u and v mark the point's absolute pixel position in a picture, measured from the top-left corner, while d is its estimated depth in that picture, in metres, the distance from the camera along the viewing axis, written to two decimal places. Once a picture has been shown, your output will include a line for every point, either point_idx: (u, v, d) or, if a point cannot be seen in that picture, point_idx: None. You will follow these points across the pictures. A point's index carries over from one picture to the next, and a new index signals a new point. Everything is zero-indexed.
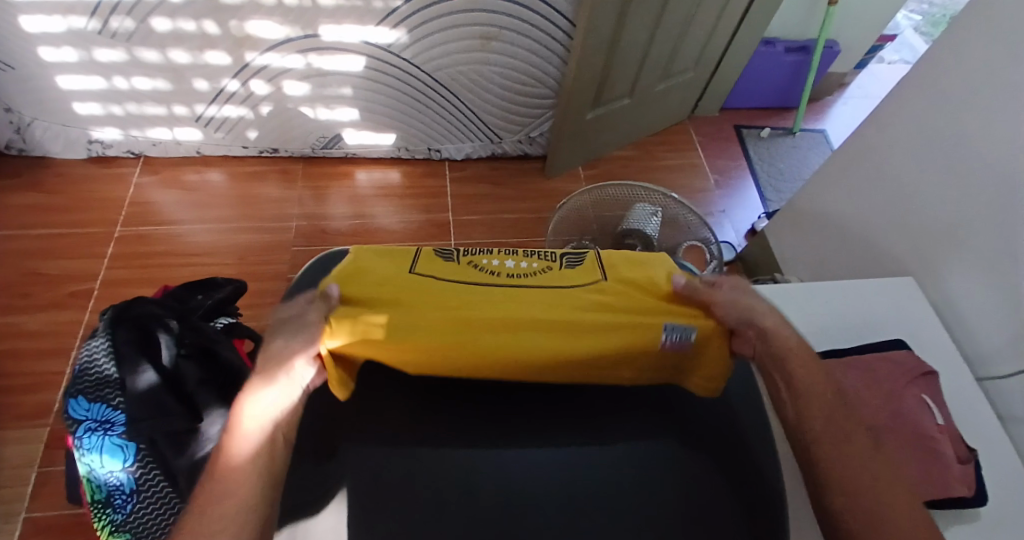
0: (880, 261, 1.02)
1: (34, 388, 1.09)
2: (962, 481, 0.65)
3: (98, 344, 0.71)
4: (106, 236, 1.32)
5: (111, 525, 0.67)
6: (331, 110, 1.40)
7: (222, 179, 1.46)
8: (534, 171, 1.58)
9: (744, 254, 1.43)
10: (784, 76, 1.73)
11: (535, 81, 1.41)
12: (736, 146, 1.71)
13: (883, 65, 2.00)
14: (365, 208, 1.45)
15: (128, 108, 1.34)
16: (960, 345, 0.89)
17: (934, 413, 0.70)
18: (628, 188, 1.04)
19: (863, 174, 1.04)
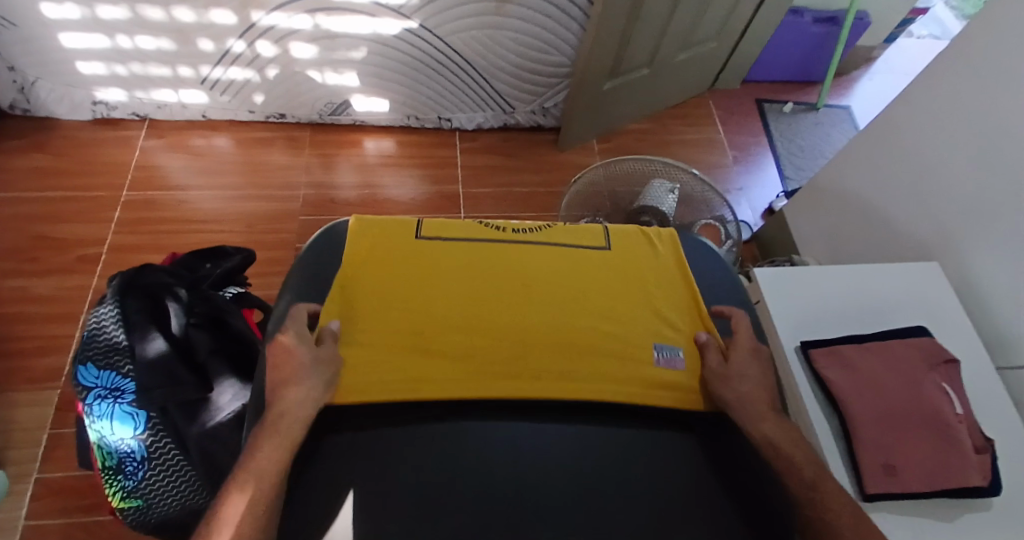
0: (903, 246, 0.99)
1: (46, 351, 1.09)
2: (978, 470, 0.64)
3: (106, 311, 0.69)
4: (113, 201, 1.30)
5: (123, 491, 0.68)
6: (339, 75, 1.36)
7: (228, 144, 1.43)
8: (546, 144, 1.54)
9: (759, 234, 1.40)
10: (809, 49, 1.66)
11: (551, 48, 1.35)
12: (757, 120, 1.66)
13: (911, 39, 1.92)
14: (374, 178, 1.42)
15: (132, 69, 1.31)
16: (980, 332, 0.86)
17: (953, 402, 0.69)
18: (646, 162, 1.02)
19: (890, 153, 1.01)
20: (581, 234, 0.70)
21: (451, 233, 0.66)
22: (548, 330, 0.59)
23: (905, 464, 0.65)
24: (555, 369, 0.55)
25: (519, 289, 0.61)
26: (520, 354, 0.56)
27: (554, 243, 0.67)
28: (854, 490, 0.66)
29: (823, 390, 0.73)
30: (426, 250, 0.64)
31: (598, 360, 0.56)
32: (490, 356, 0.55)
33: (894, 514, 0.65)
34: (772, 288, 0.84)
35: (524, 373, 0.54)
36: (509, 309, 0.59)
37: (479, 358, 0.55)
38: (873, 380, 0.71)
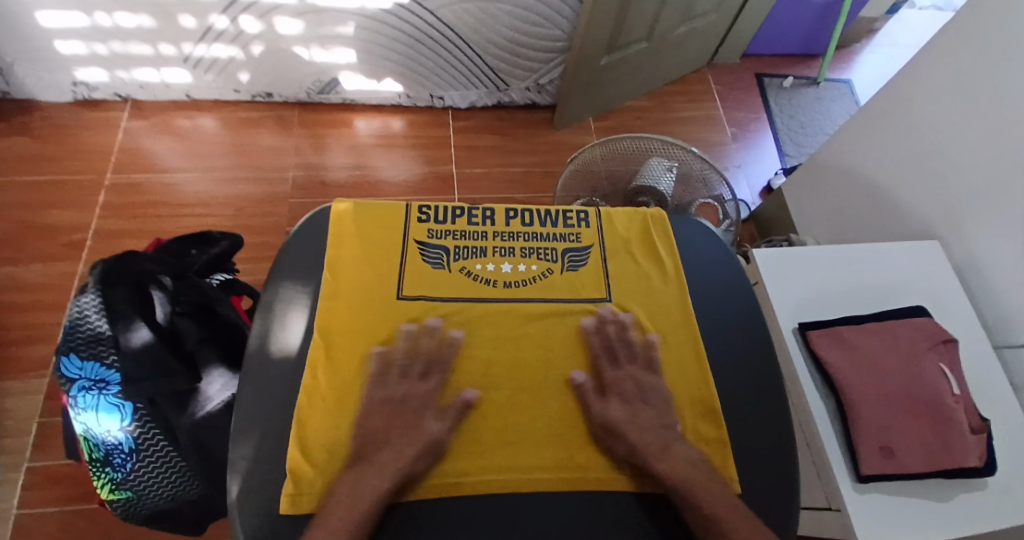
0: (905, 224, 0.98)
1: (35, 339, 1.08)
2: (975, 452, 0.63)
3: (88, 300, 0.64)
4: (98, 185, 1.27)
5: (112, 482, 0.68)
6: (327, 51, 1.31)
7: (215, 125, 1.39)
8: (542, 122, 1.50)
9: (758, 213, 1.38)
10: (811, 21, 1.62)
11: (546, 21, 1.31)
12: (756, 96, 1.62)
13: (914, 10, 1.87)
14: (365, 160, 1.39)
15: (112, 47, 1.26)
16: (980, 313, 0.84)
17: (951, 382, 0.68)
18: (644, 140, 0.99)
19: (893, 129, 0.98)
20: (581, 282, 0.63)
21: (440, 289, 0.60)
22: (541, 407, 0.53)
23: (900, 448, 0.64)
24: (545, 457, 0.50)
25: (511, 357, 0.56)
26: (511, 434, 0.51)
27: (550, 296, 0.61)
28: (849, 472, 0.66)
29: (820, 372, 0.73)
30: (405, 313, 0.57)
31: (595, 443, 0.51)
32: (476, 442, 0.50)
33: (886, 494, 0.65)
34: (772, 268, 0.83)
35: (514, 462, 0.49)
36: (503, 377, 0.55)
37: (468, 439, 0.51)
38: (870, 362, 0.70)
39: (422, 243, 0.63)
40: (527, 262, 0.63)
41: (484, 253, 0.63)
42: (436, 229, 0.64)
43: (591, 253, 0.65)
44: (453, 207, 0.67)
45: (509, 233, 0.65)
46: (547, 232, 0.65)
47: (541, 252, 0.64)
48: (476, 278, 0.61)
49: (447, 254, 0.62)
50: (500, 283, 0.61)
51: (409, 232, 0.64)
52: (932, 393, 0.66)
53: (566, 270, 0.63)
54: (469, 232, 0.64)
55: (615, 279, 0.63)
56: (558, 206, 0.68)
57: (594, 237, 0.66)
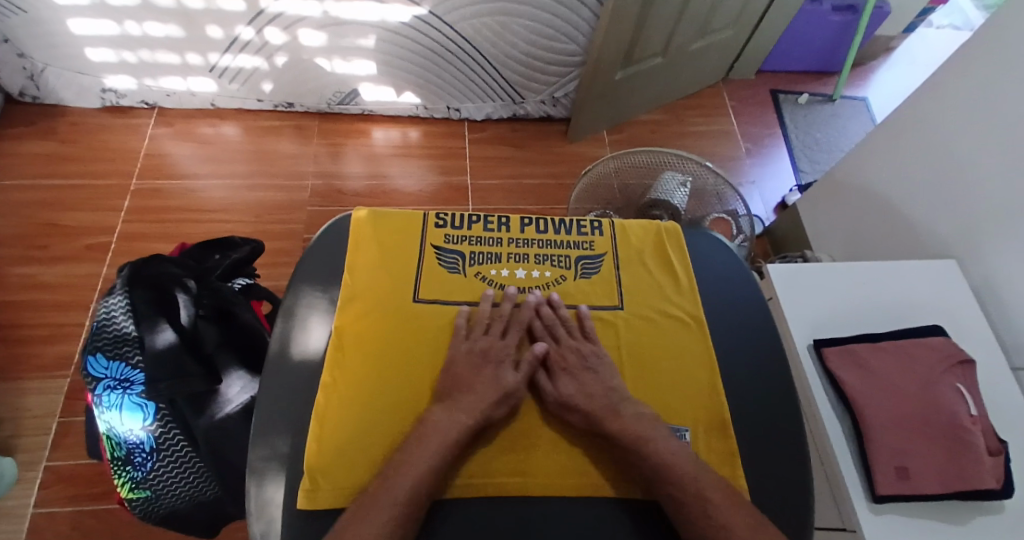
0: (922, 242, 0.97)
1: (57, 339, 1.10)
2: (992, 474, 0.62)
3: (116, 301, 0.68)
4: (122, 189, 1.31)
5: (132, 481, 0.70)
6: (348, 63, 1.34)
7: (236, 133, 1.43)
8: (556, 135, 1.52)
9: (772, 229, 1.38)
10: (827, 39, 1.62)
11: (563, 36, 1.32)
12: (771, 112, 1.63)
13: (932, 29, 1.87)
14: (381, 169, 1.41)
15: (141, 56, 1.30)
16: (997, 333, 0.83)
17: (968, 403, 0.67)
18: (660, 153, 0.98)
19: (911, 148, 0.98)
20: (593, 290, 0.64)
21: (454, 294, 0.61)
22: (551, 413, 0.54)
23: (915, 468, 0.64)
24: (555, 464, 0.51)
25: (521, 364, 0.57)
26: (520, 440, 0.52)
27: (562, 302, 0.62)
28: (864, 492, 0.66)
29: (835, 391, 0.72)
30: (420, 316, 0.58)
31: (604, 449, 0.52)
32: (488, 447, 0.51)
33: (903, 516, 0.64)
34: (786, 283, 0.83)
35: (525, 466, 0.50)
36: (513, 384, 0.55)
37: (480, 443, 0.52)
38: (885, 382, 0.70)
39: (437, 248, 0.64)
40: (541, 268, 0.65)
41: (499, 259, 0.64)
42: (452, 235, 0.65)
43: (604, 261, 0.66)
44: (470, 213, 0.67)
45: (523, 240, 0.66)
46: (561, 240, 0.66)
47: (554, 259, 0.65)
48: (489, 284, 0.63)
49: (463, 260, 0.64)
50: (514, 289, 0.63)
51: (426, 236, 0.65)
52: (948, 413, 0.66)
53: (579, 277, 0.64)
54: (484, 238, 0.65)
55: (628, 288, 0.64)
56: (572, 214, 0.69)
57: (607, 245, 0.67)
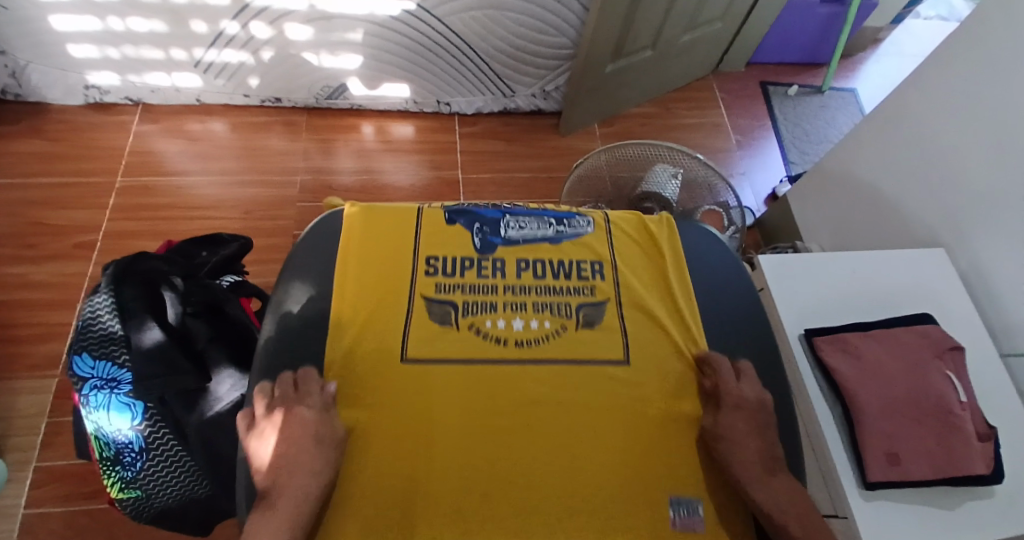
0: (911, 232, 0.98)
1: (43, 339, 1.09)
2: (981, 459, 0.63)
3: (101, 300, 0.67)
4: (108, 187, 1.29)
5: (122, 481, 0.69)
6: (336, 57, 1.33)
7: (224, 129, 1.41)
8: (548, 128, 1.52)
9: (763, 220, 1.39)
10: (816, 30, 1.63)
11: (553, 29, 1.32)
12: (761, 104, 1.63)
13: (919, 21, 1.88)
14: (372, 164, 1.40)
15: (125, 52, 1.28)
16: (984, 318, 0.84)
17: (956, 389, 0.68)
18: (650, 147, 0.99)
19: (899, 138, 0.99)
20: (599, 339, 0.60)
21: (445, 345, 0.58)
22: (548, 468, 0.51)
23: (907, 455, 0.64)
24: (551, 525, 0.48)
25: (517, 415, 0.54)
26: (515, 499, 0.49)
27: (566, 354, 0.58)
28: (855, 478, 0.66)
29: (826, 378, 0.73)
30: (412, 374, 0.55)
31: (605, 510, 0.49)
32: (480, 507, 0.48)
33: (893, 501, 0.65)
34: (777, 274, 0.84)
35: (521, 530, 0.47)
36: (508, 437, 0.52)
37: (472, 504, 0.49)
38: (877, 370, 0.70)
39: (429, 297, 0.61)
40: (539, 318, 0.61)
41: (494, 309, 0.61)
42: (444, 282, 0.63)
43: (606, 308, 0.63)
44: (462, 258, 0.65)
45: (520, 286, 0.63)
46: (560, 286, 0.64)
47: (554, 307, 0.62)
48: (485, 336, 0.59)
49: (455, 309, 0.61)
50: (512, 340, 0.59)
51: (415, 284, 0.62)
52: (938, 399, 0.66)
53: (581, 326, 0.61)
54: (478, 286, 0.63)
55: (633, 336, 0.61)
56: (572, 256, 0.67)
57: (608, 291, 0.64)
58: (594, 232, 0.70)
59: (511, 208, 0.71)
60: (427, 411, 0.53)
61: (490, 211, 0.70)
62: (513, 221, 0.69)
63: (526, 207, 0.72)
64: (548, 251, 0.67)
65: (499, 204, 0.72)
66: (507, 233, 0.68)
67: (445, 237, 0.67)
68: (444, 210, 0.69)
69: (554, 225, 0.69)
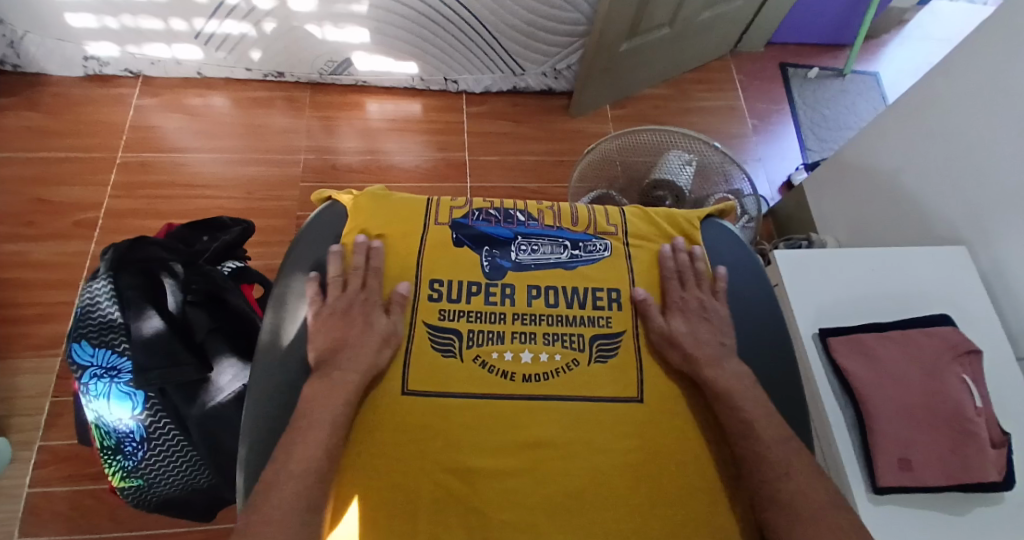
0: (930, 227, 0.95)
1: (45, 318, 1.08)
2: (994, 466, 0.62)
3: (100, 287, 0.66)
4: (108, 163, 1.26)
5: (123, 470, 0.69)
6: (340, 30, 1.28)
7: (226, 104, 1.37)
8: (557, 109, 1.47)
9: (776, 209, 1.35)
10: (840, 10, 1.56)
11: (565, 4, 1.26)
12: (779, 87, 1.57)
13: (947, 1, 1.80)
14: (377, 144, 1.37)
15: (123, 22, 1.24)
16: (1003, 320, 0.81)
17: (972, 394, 0.66)
18: (665, 133, 0.95)
19: (924, 129, 0.95)
20: (613, 377, 0.56)
21: (448, 382, 0.54)
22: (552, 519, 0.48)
23: (917, 460, 0.63)
24: None
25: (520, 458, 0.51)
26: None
27: (577, 392, 0.55)
28: (864, 482, 0.65)
29: (838, 379, 0.71)
30: (414, 411, 0.52)
31: None
32: None
33: (902, 505, 0.64)
34: (792, 270, 0.81)
35: None
36: (509, 483, 0.50)
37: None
38: (893, 374, 0.68)
39: (432, 328, 0.57)
40: (550, 351, 0.57)
41: (502, 340, 0.57)
42: (449, 310, 0.59)
43: (623, 340, 0.59)
44: (468, 282, 0.61)
45: (530, 316, 0.59)
46: (574, 315, 0.60)
47: (566, 339, 0.58)
48: (490, 371, 0.55)
49: (459, 340, 0.57)
50: (520, 377, 0.55)
51: (416, 310, 0.58)
52: (953, 404, 0.65)
53: (594, 361, 0.57)
54: (486, 313, 0.59)
55: (650, 371, 0.57)
56: (588, 282, 0.63)
57: (626, 322, 0.60)
58: (612, 256, 0.65)
59: (524, 225, 0.66)
60: (431, 457, 0.50)
61: (500, 229, 0.65)
62: (525, 242, 0.64)
63: (541, 223, 0.67)
64: (561, 276, 0.62)
65: (512, 218, 0.67)
66: (518, 255, 0.63)
67: (451, 256, 0.62)
68: (452, 226, 0.64)
69: (568, 248, 0.64)
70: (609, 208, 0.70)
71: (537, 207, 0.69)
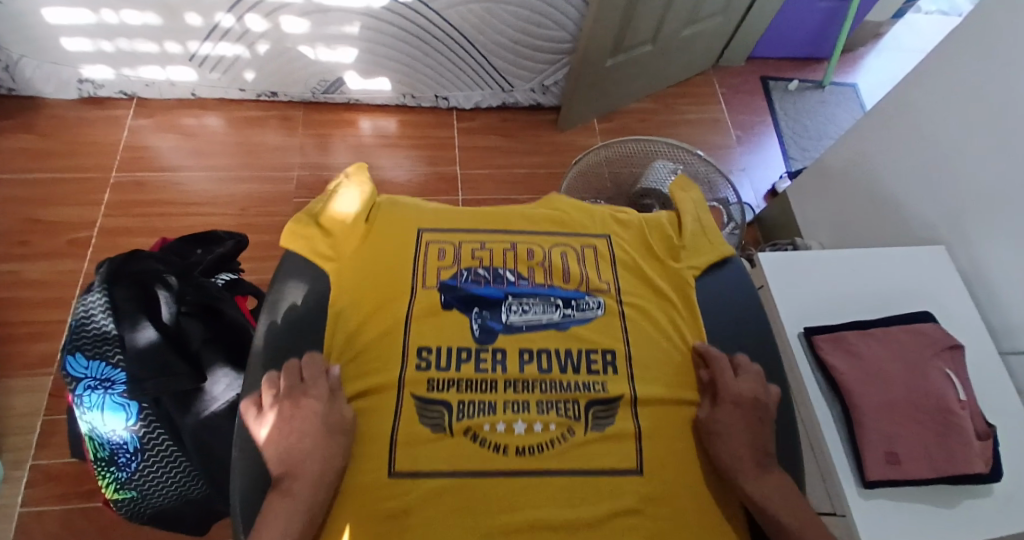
0: (911, 230, 0.97)
1: (39, 337, 1.08)
2: (981, 458, 0.63)
3: (94, 299, 0.66)
4: (103, 183, 1.28)
5: (116, 482, 0.68)
6: (332, 50, 1.31)
7: (220, 124, 1.39)
8: (546, 124, 1.50)
9: (762, 217, 1.38)
10: (816, 25, 1.62)
11: (551, 22, 1.30)
12: (761, 99, 1.62)
13: (920, 15, 1.87)
14: (369, 160, 1.39)
15: (119, 45, 1.26)
16: (984, 317, 0.83)
17: (955, 388, 0.67)
18: (650, 144, 0.98)
19: (900, 134, 0.98)
20: (609, 446, 0.57)
21: (441, 457, 0.54)
22: None
23: (905, 454, 0.64)
24: None
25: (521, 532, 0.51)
26: None
27: (575, 464, 0.55)
28: (854, 478, 0.66)
29: (824, 377, 0.73)
30: (409, 490, 0.52)
31: None
32: None
33: (892, 501, 0.65)
34: (776, 272, 0.83)
35: None
36: None
37: None
38: (877, 370, 0.70)
39: (421, 401, 0.57)
40: (544, 420, 0.57)
41: (493, 411, 0.57)
42: (438, 379, 0.59)
43: (617, 406, 0.59)
44: (458, 350, 0.61)
45: (523, 383, 0.60)
46: (567, 381, 0.60)
47: (561, 406, 0.59)
48: (484, 443, 0.55)
49: (449, 413, 0.57)
50: (512, 449, 0.55)
51: (404, 382, 0.58)
52: (937, 399, 0.66)
53: (590, 430, 0.57)
54: (476, 382, 0.59)
55: (645, 438, 0.57)
56: (581, 345, 0.64)
57: (620, 386, 0.61)
58: (603, 314, 0.66)
59: (513, 284, 0.67)
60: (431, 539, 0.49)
61: (490, 290, 0.66)
62: (516, 302, 0.66)
63: (530, 281, 0.68)
64: (556, 338, 0.64)
65: (501, 278, 0.68)
66: (508, 317, 0.64)
67: (444, 321, 0.63)
68: (440, 288, 0.66)
69: (560, 307, 0.66)
70: (593, 259, 0.72)
71: (526, 263, 0.70)
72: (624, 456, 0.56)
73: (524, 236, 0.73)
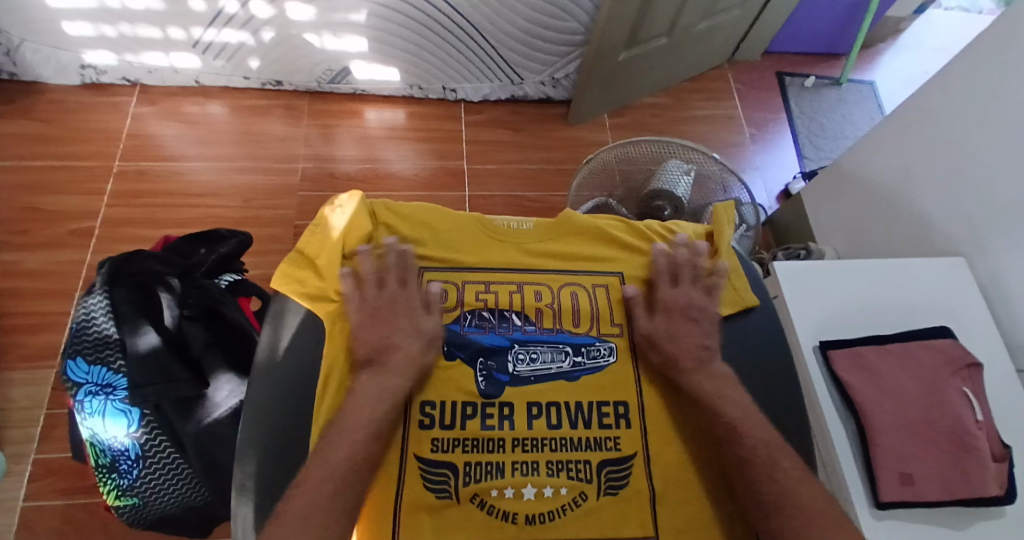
0: (928, 239, 0.95)
1: (40, 328, 1.07)
2: (995, 480, 0.61)
3: (95, 302, 0.65)
4: (105, 172, 1.26)
5: (118, 489, 0.68)
6: (338, 39, 1.28)
7: (223, 112, 1.37)
8: (555, 118, 1.47)
9: (774, 218, 1.36)
10: (835, 20, 1.57)
11: (563, 13, 1.26)
12: (776, 95, 1.58)
13: (941, 11, 1.81)
14: (374, 152, 1.36)
15: (121, 30, 1.24)
16: (1003, 332, 0.81)
17: (973, 408, 0.65)
18: (661, 144, 0.96)
19: (920, 139, 0.95)
20: (624, 513, 0.53)
21: (445, 528, 0.51)
22: None
23: (917, 472, 0.63)
24: None
25: None
26: None
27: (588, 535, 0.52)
28: (866, 497, 0.65)
29: (838, 391, 0.71)
30: None
31: None
32: None
33: (901, 521, 0.64)
34: (791, 280, 0.81)
35: None
36: None
37: None
38: (891, 385, 0.68)
39: (424, 465, 0.53)
40: (555, 484, 0.53)
41: (503, 474, 0.54)
42: (441, 438, 0.55)
43: (633, 467, 0.55)
44: (463, 403, 0.57)
45: (532, 441, 0.55)
46: (580, 438, 0.56)
47: (572, 468, 0.54)
48: (490, 511, 0.52)
49: (454, 477, 0.53)
50: (522, 517, 0.52)
51: (406, 441, 0.54)
52: (952, 418, 0.64)
53: (603, 493, 0.54)
54: (483, 440, 0.55)
55: (664, 504, 0.54)
56: (591, 397, 0.59)
57: (636, 443, 0.56)
58: (618, 361, 0.61)
59: (521, 330, 0.62)
60: None
61: (497, 337, 0.61)
62: (523, 350, 0.60)
63: (539, 326, 0.63)
64: (566, 390, 0.59)
65: (507, 321, 0.62)
66: (517, 367, 0.59)
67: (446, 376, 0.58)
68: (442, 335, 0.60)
69: (570, 355, 0.61)
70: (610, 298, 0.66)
71: (535, 305, 0.64)
72: (641, 524, 0.53)
73: (531, 271, 0.67)
